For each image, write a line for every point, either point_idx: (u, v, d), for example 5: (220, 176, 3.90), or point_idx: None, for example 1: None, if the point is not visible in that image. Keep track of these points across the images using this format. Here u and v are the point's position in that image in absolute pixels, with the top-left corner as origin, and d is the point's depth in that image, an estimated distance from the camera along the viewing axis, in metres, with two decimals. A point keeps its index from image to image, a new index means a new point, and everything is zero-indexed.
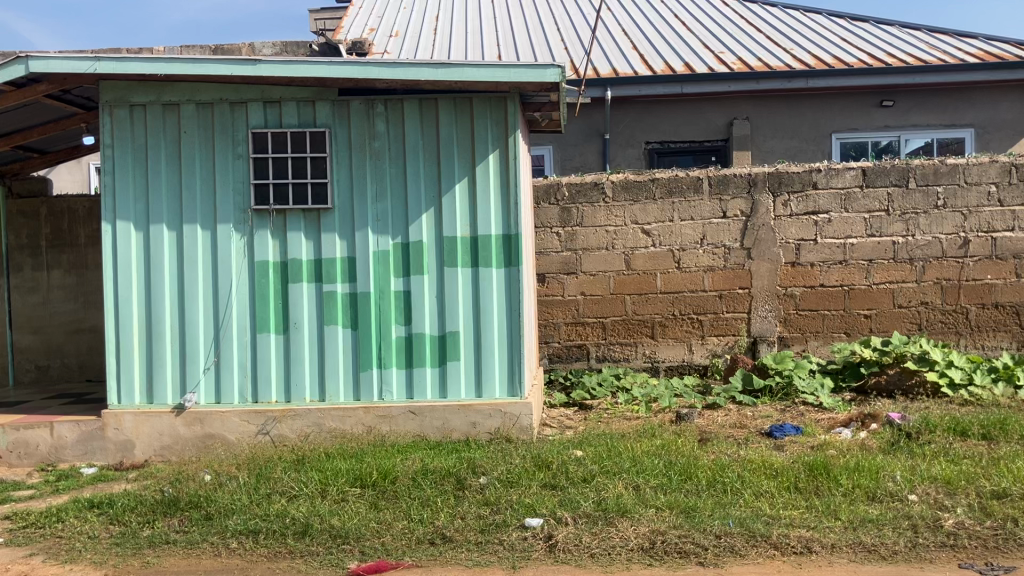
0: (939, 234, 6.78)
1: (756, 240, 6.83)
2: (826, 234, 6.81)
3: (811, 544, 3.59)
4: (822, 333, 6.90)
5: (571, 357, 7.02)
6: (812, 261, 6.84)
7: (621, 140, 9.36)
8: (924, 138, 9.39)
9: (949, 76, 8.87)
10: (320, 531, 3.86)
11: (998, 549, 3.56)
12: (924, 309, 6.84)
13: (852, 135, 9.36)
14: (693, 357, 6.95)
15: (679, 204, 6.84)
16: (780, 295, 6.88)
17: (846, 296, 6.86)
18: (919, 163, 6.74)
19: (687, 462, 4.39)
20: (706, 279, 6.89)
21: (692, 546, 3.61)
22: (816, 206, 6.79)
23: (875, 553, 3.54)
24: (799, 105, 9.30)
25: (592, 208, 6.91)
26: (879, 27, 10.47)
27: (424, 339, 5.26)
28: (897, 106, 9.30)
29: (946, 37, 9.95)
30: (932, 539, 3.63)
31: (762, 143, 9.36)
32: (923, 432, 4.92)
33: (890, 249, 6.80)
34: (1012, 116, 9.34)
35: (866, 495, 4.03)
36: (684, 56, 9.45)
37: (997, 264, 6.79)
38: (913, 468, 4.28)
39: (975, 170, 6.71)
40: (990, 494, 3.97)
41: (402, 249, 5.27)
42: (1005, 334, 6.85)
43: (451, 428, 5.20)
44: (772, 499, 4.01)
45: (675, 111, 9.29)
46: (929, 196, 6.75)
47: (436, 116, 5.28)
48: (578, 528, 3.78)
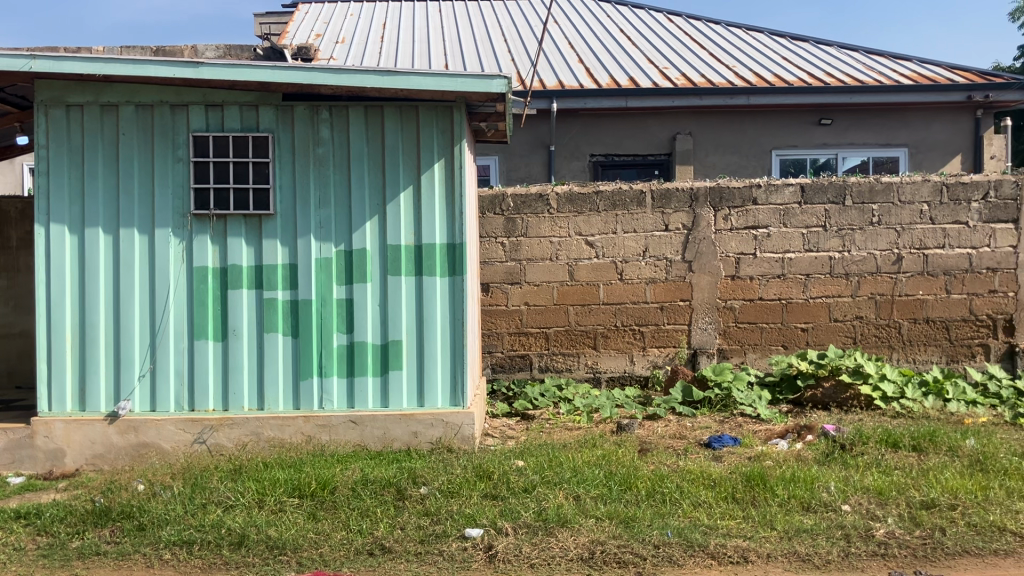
0: (874, 250, 6.95)
1: (697, 253, 6.92)
2: (765, 249, 6.93)
3: (746, 554, 3.63)
4: (760, 345, 7.01)
5: (514, 367, 7.02)
6: (751, 274, 6.95)
7: (567, 152, 9.42)
8: (861, 157, 9.65)
9: (884, 97, 9.10)
10: (256, 542, 3.80)
11: (927, 558, 3.64)
12: (859, 323, 7.00)
13: (791, 151, 9.55)
14: (634, 368, 7.01)
15: (622, 216, 6.91)
16: (720, 307, 6.98)
17: (783, 310, 6.98)
18: (855, 181, 6.91)
19: (626, 472, 4.42)
20: (647, 290, 6.96)
21: (630, 556, 3.62)
22: (756, 221, 6.91)
23: (810, 563, 3.59)
24: (741, 121, 9.47)
25: (537, 218, 6.93)
26: (818, 46, 10.71)
27: (366, 348, 5.22)
28: (835, 124, 9.53)
29: (883, 58, 10.22)
30: (864, 549, 3.69)
31: (704, 158, 9.50)
32: (856, 444, 5.02)
33: (827, 264, 6.95)
34: (944, 137, 9.62)
35: (801, 505, 4.10)
36: (630, 70, 9.55)
37: (929, 280, 6.97)
38: (847, 479, 4.36)
39: (908, 188, 6.89)
40: (919, 504, 4.06)
41: (346, 256, 5.23)
42: (936, 348, 7.04)
43: (392, 438, 5.15)
44: (710, 509, 4.06)
45: (620, 124, 9.38)
46: (864, 213, 6.91)
47: (381, 123, 5.25)
48: (518, 539, 3.78)
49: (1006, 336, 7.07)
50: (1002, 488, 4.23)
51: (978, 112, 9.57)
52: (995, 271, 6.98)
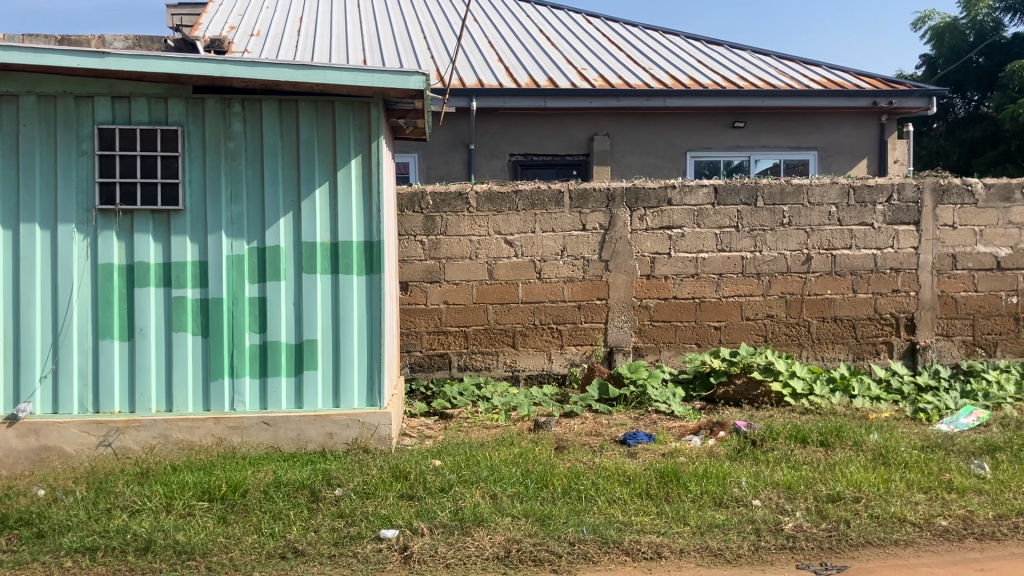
0: (784, 250, 7.12)
1: (613, 252, 6.99)
2: (680, 248, 7.04)
3: (660, 549, 3.68)
4: (674, 343, 7.12)
5: (432, 366, 6.97)
6: (666, 274, 7.05)
7: (486, 150, 9.41)
8: (772, 160, 9.90)
9: (795, 101, 9.34)
10: (163, 547, 3.68)
11: (832, 549, 3.74)
12: (769, 322, 7.17)
13: (706, 153, 9.73)
14: (552, 366, 7.04)
15: (541, 215, 6.93)
16: (635, 306, 7.06)
17: (697, 309, 7.11)
18: (766, 183, 7.07)
19: (543, 470, 4.44)
20: (565, 289, 7.00)
21: (546, 554, 3.63)
22: (671, 221, 7.01)
23: (721, 557, 3.65)
24: (657, 123, 9.60)
25: (456, 216, 6.88)
26: (732, 51, 10.93)
27: (280, 347, 5.12)
28: (747, 127, 9.74)
29: (794, 64, 10.50)
30: (773, 542, 3.77)
31: (621, 158, 9.60)
32: (766, 439, 5.14)
33: (739, 264, 7.10)
34: (851, 142, 9.93)
35: (713, 500, 4.17)
36: (548, 70, 9.59)
37: (836, 280, 7.18)
38: (757, 474, 4.46)
39: (817, 190, 7.08)
40: (826, 498, 4.18)
41: (258, 254, 5.11)
42: (843, 346, 7.25)
43: (306, 439, 5.06)
44: (624, 506, 4.09)
45: (539, 124, 9.42)
46: (775, 214, 7.08)
47: (295, 118, 5.15)
48: (433, 539, 3.75)
49: (908, 334, 7.31)
50: (903, 480, 4.37)
51: (882, 117, 9.91)
52: (898, 271, 7.21)
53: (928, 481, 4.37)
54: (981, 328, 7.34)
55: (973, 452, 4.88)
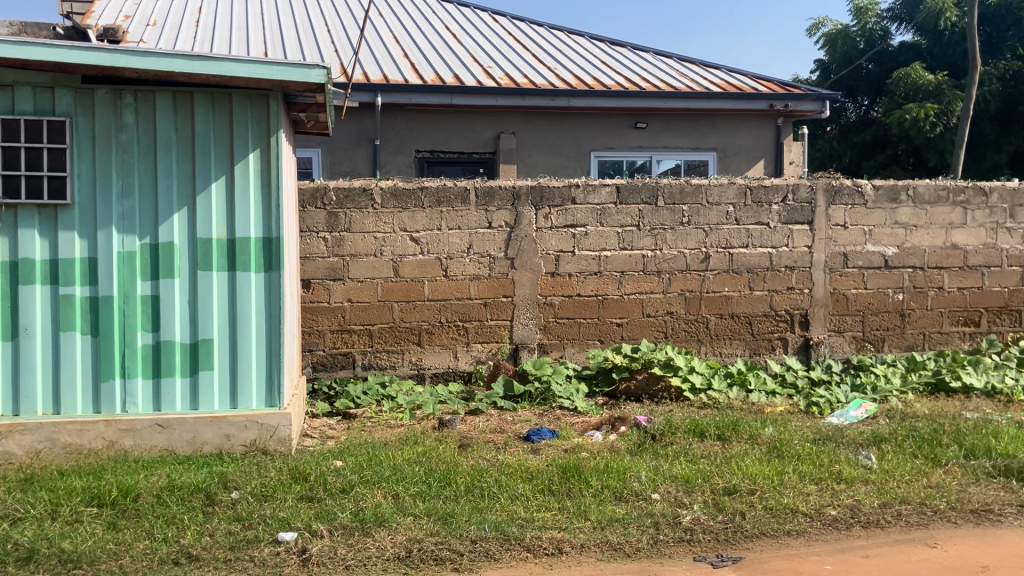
0: (684, 249, 7.27)
1: (519, 250, 7.01)
2: (583, 246, 7.11)
3: (561, 545, 3.70)
4: (578, 340, 7.19)
5: (336, 365, 6.85)
6: (569, 271, 7.11)
7: (391, 147, 9.32)
8: (674, 160, 10.09)
9: (695, 103, 9.54)
10: (47, 556, 3.52)
11: (728, 541, 3.83)
12: (670, 318, 7.31)
13: (609, 153, 9.86)
14: (458, 364, 7.03)
15: (446, 212, 6.89)
16: (540, 303, 7.10)
17: (600, 306, 7.19)
18: (667, 182, 7.20)
19: (446, 468, 4.42)
20: (471, 287, 6.99)
21: (447, 553, 3.61)
22: (574, 219, 7.07)
23: (620, 551, 3.70)
24: (562, 122, 9.68)
25: (360, 213, 6.78)
26: (636, 52, 11.10)
27: (174, 347, 4.96)
28: (650, 128, 9.91)
29: (694, 66, 10.72)
30: (671, 535, 3.84)
31: (527, 157, 9.64)
32: (666, 433, 5.24)
33: (640, 262, 7.22)
34: (749, 143, 10.20)
35: (613, 495, 4.22)
36: (454, 67, 9.56)
37: (733, 277, 7.37)
38: (656, 468, 4.54)
39: (715, 191, 7.26)
40: (722, 490, 4.28)
41: (151, 250, 4.95)
42: (740, 342, 7.45)
43: (203, 441, 4.93)
44: (527, 502, 4.10)
45: (444, 121, 9.38)
46: (675, 213, 7.22)
47: (191, 110, 4.99)
48: (333, 541, 3.69)
49: (802, 330, 7.55)
50: (796, 472, 4.51)
51: (778, 120, 10.21)
52: (792, 270, 7.45)
53: (819, 472, 4.52)
54: (870, 325, 7.62)
55: (861, 444, 5.07)
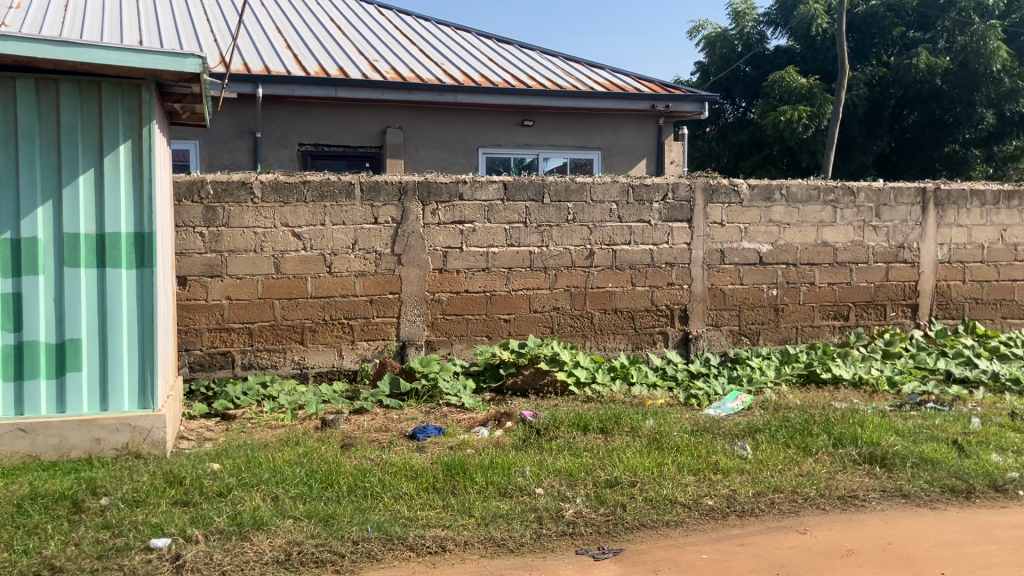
0: (569, 245, 7.35)
1: (405, 246, 6.95)
2: (471, 243, 7.10)
3: (444, 543, 3.68)
4: (465, 336, 7.18)
5: (214, 365, 6.64)
6: (457, 268, 7.09)
7: (273, 140, 9.10)
8: (560, 158, 10.22)
9: (581, 102, 9.67)
10: None
11: (610, 533, 3.88)
12: (556, 314, 7.38)
13: (496, 150, 9.88)
14: (342, 362, 6.92)
15: (330, 207, 6.76)
16: (427, 300, 7.06)
17: (487, 302, 7.20)
18: (553, 180, 7.26)
19: (328, 469, 4.34)
20: (356, 283, 6.90)
21: (328, 554, 3.54)
22: (461, 216, 7.05)
23: (504, 547, 3.70)
24: (449, 118, 9.64)
25: (240, 207, 6.58)
26: (522, 50, 11.16)
27: (38, 348, 4.71)
28: (536, 125, 9.98)
29: (579, 65, 10.86)
30: (554, 529, 3.87)
31: (413, 152, 9.57)
32: (550, 428, 5.28)
33: (527, 258, 7.26)
34: (632, 142, 10.40)
35: (497, 490, 4.23)
36: (339, 60, 9.40)
37: (617, 274, 7.50)
38: (541, 463, 4.57)
39: (599, 188, 7.37)
40: (604, 483, 4.34)
41: (13, 247, 4.69)
42: (623, 336, 7.60)
43: (70, 447, 4.70)
44: (410, 501, 4.07)
45: (329, 115, 9.22)
46: (561, 210, 7.30)
47: (56, 99, 4.73)
48: (209, 546, 3.57)
49: (682, 325, 7.74)
50: (675, 463, 4.62)
51: (660, 120, 10.45)
52: (673, 266, 7.63)
53: (697, 463, 4.64)
54: (746, 319, 7.88)
55: (737, 434, 5.23)
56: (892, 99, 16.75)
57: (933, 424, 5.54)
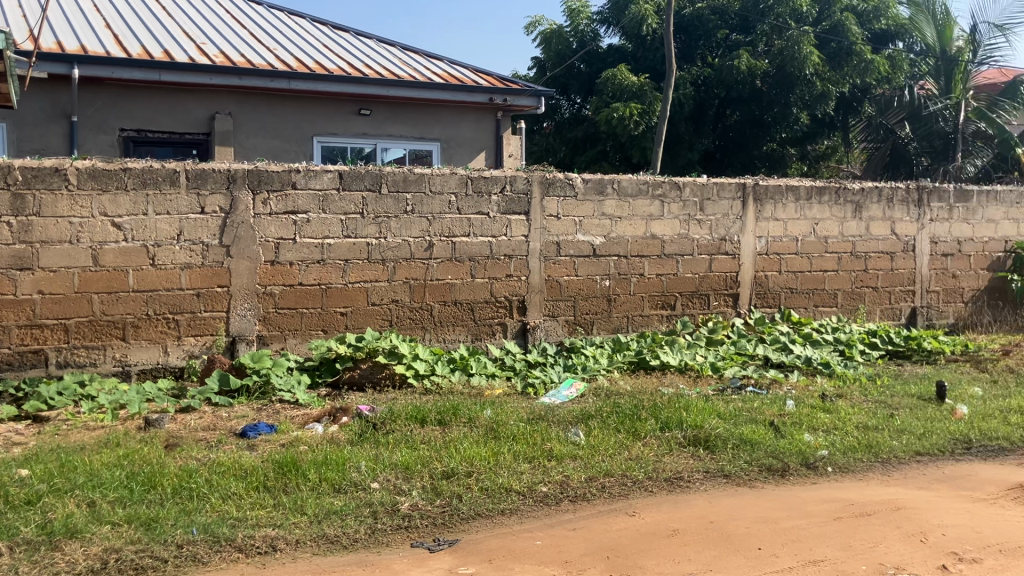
0: (407, 237, 7.29)
1: (235, 237, 6.70)
2: (305, 234, 6.93)
3: (275, 543, 3.58)
4: (299, 330, 7.00)
5: (25, 365, 6.20)
6: (290, 260, 6.90)
7: (91, 124, 8.57)
8: (399, 149, 10.12)
9: (419, 93, 9.62)
10: None
11: (445, 524, 3.88)
12: (394, 307, 7.31)
13: (332, 139, 9.69)
14: (168, 359, 6.60)
15: (153, 195, 6.43)
16: (259, 294, 6.84)
17: (323, 295, 7.05)
18: (390, 170, 7.18)
19: (151, 470, 4.13)
20: (182, 276, 6.59)
21: (149, 560, 3.37)
22: (295, 206, 6.87)
23: (337, 544, 3.63)
24: (283, 106, 9.38)
25: (52, 196, 6.16)
26: (358, 38, 10.99)
27: None
28: (373, 115, 9.85)
29: (417, 55, 10.80)
30: (389, 523, 3.83)
31: (245, 141, 9.25)
32: (386, 421, 5.23)
33: (364, 250, 7.15)
34: (471, 135, 10.44)
35: (331, 487, 4.15)
36: (163, 42, 8.96)
37: (456, 266, 7.51)
38: (376, 457, 4.51)
39: (438, 180, 7.35)
40: (440, 475, 4.33)
41: None
42: (462, 328, 7.61)
43: None
44: (239, 501, 3.93)
45: (153, 99, 8.77)
46: (398, 202, 7.23)
47: None
48: (14, 559, 3.31)
49: (520, 316, 7.84)
50: (510, 452, 4.67)
51: (498, 113, 10.54)
52: (511, 258, 7.72)
53: (532, 450, 4.72)
54: (581, 309, 8.07)
55: (570, 421, 5.35)
56: (716, 99, 17.56)
57: (753, 406, 5.84)
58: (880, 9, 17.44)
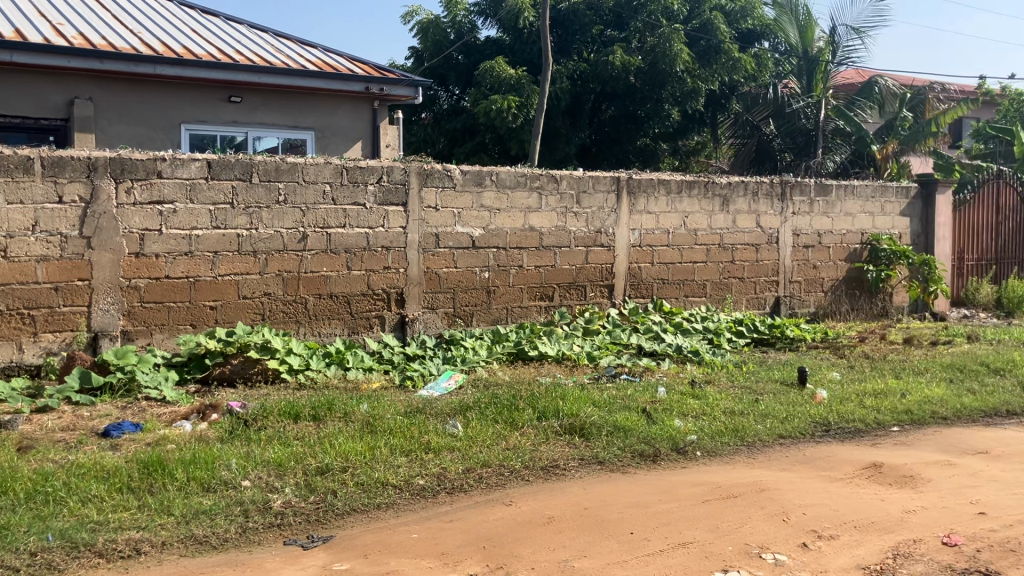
0: (280, 228, 7.12)
1: (96, 228, 6.40)
2: (171, 225, 6.68)
3: (139, 546, 3.44)
4: (167, 325, 6.74)
5: None
6: (156, 252, 6.64)
7: None
8: (272, 138, 9.88)
9: (293, 81, 9.40)
10: None
11: (319, 521, 3.82)
12: (267, 300, 7.13)
13: (201, 127, 9.37)
14: (23, 357, 6.24)
15: (5, 183, 6.07)
16: (123, 287, 6.55)
17: (191, 288, 6.81)
18: (261, 159, 6.99)
19: (2, 475, 3.90)
20: (38, 269, 6.24)
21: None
22: (161, 195, 6.61)
23: (205, 545, 3.52)
24: (148, 91, 9.00)
25: None
26: (229, 23, 10.66)
27: None
28: (244, 102, 9.58)
29: (291, 42, 10.55)
30: (261, 521, 3.74)
31: (107, 127, 8.84)
32: (258, 418, 5.11)
33: (235, 241, 6.94)
34: (346, 124, 10.29)
35: (199, 486, 4.02)
36: (15, 21, 8.44)
37: (331, 257, 7.39)
38: (248, 454, 4.39)
39: (312, 169, 7.21)
40: (314, 471, 4.26)
41: None
42: (338, 321, 7.49)
43: None
44: (100, 504, 3.76)
45: (5, 81, 8.26)
46: (270, 191, 7.05)
47: None
48: None
49: (398, 308, 7.78)
50: (387, 446, 4.63)
51: (375, 103, 10.42)
52: (388, 249, 7.65)
53: (409, 444, 4.69)
54: (460, 301, 8.07)
55: (448, 413, 5.34)
56: (592, 93, 17.83)
57: (626, 394, 5.98)
58: (746, 9, 18.10)
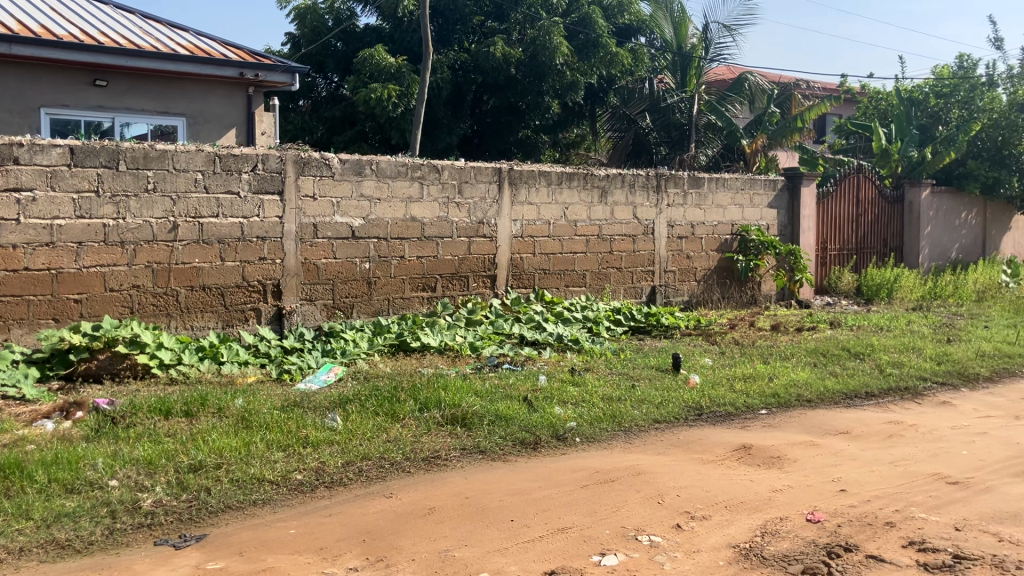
0: (149, 218, 6.86)
1: None
2: (30, 214, 6.34)
3: None
4: (26, 320, 6.39)
5: None
6: (13, 242, 6.29)
7: None
8: (140, 124, 9.49)
9: (162, 65, 9.05)
10: None
11: (192, 519, 3.71)
12: (136, 293, 6.86)
13: (62, 111, 8.91)
14: None
15: None
16: None
17: (53, 280, 6.48)
18: (128, 146, 6.71)
19: None
20: None
21: None
22: (18, 182, 6.26)
23: (68, 549, 3.36)
24: (3, 72, 8.49)
25: None
26: (92, 3, 10.16)
27: None
28: (110, 86, 9.16)
29: (159, 25, 10.15)
30: (129, 522, 3.60)
31: None
32: (127, 415, 4.92)
33: (100, 232, 6.65)
34: (219, 111, 9.98)
35: (62, 488, 3.84)
36: None
37: (204, 248, 7.16)
38: (115, 453, 4.22)
39: (182, 157, 6.97)
40: (187, 468, 4.13)
41: None
42: (212, 314, 7.27)
43: None
44: None
45: None
46: (138, 179, 6.77)
47: None
48: None
49: (275, 300, 7.61)
50: (263, 441, 4.52)
51: (249, 89, 10.15)
52: (264, 239, 7.47)
53: (286, 439, 4.60)
54: (340, 292, 7.95)
55: (327, 407, 5.26)
56: (473, 84, 17.73)
57: (507, 383, 6.03)
58: (623, 4, 18.44)
